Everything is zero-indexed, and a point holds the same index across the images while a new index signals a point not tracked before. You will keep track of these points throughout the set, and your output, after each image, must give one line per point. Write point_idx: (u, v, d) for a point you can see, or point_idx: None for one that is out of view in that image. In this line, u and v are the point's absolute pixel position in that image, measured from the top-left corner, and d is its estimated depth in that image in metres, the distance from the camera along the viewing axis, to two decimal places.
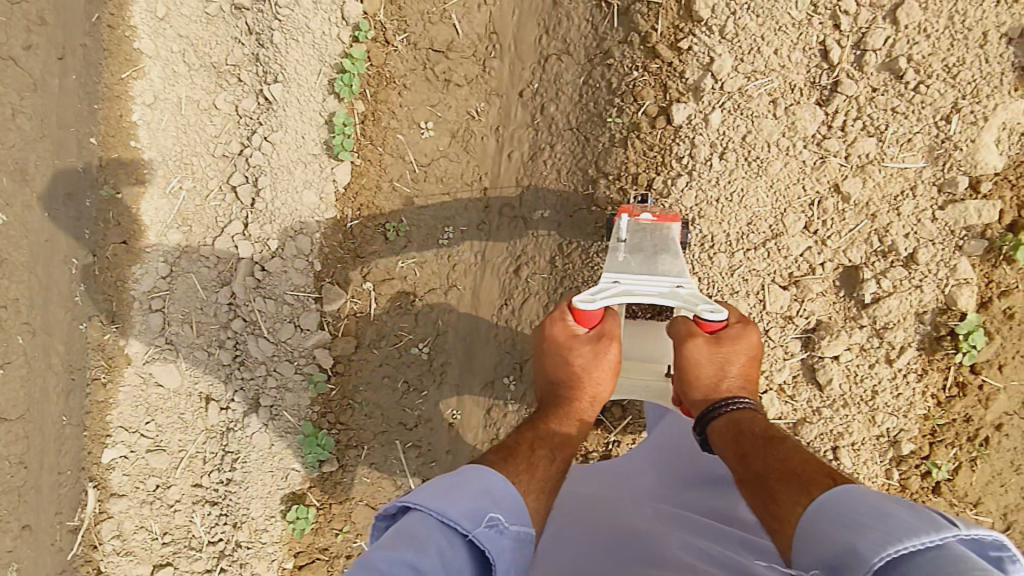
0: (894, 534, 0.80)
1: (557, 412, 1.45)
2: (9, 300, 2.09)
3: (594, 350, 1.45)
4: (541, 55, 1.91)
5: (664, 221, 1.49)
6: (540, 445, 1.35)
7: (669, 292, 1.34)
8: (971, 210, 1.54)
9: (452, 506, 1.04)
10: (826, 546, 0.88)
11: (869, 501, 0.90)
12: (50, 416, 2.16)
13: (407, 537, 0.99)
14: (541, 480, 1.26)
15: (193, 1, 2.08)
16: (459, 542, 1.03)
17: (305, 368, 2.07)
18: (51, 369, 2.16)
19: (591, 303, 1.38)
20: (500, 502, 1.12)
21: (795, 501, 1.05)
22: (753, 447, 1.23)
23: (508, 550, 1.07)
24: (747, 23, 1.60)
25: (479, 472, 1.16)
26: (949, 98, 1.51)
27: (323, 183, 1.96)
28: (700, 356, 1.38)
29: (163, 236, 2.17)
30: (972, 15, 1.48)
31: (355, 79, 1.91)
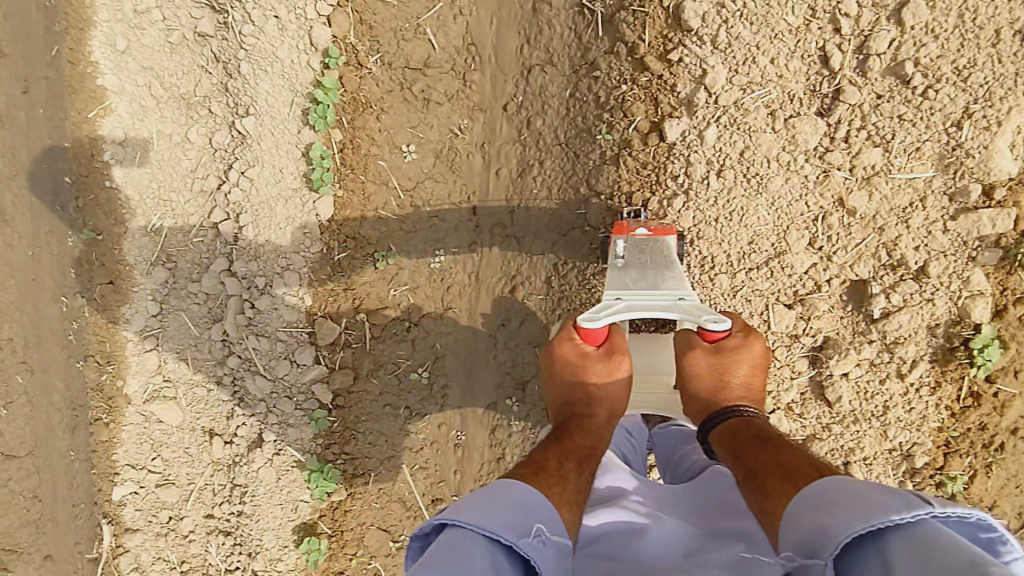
0: (864, 512, 0.76)
1: (578, 426, 1.33)
2: (4, 340, 2.03)
3: (608, 366, 1.38)
4: (524, 67, 1.80)
5: (661, 236, 1.38)
6: (569, 457, 1.22)
7: (673, 304, 1.22)
8: (985, 219, 1.44)
9: (493, 519, 0.91)
10: (800, 528, 0.84)
11: (848, 486, 0.84)
12: (58, 451, 2.13)
13: (447, 553, 0.85)
14: (575, 492, 1.12)
15: (154, 31, 1.98)
16: (502, 559, 0.89)
17: (306, 405, 2.02)
18: (54, 406, 2.11)
19: (594, 322, 1.25)
20: (537, 511, 0.99)
21: (781, 491, 0.98)
22: (748, 447, 1.16)
23: (552, 562, 0.94)
24: (740, 32, 1.51)
25: (507, 485, 1.04)
26: (959, 103, 1.42)
27: (306, 217, 1.89)
28: (701, 367, 1.32)
29: (148, 274, 2.11)
30: (984, 12, 1.38)
31: (330, 108, 1.83)
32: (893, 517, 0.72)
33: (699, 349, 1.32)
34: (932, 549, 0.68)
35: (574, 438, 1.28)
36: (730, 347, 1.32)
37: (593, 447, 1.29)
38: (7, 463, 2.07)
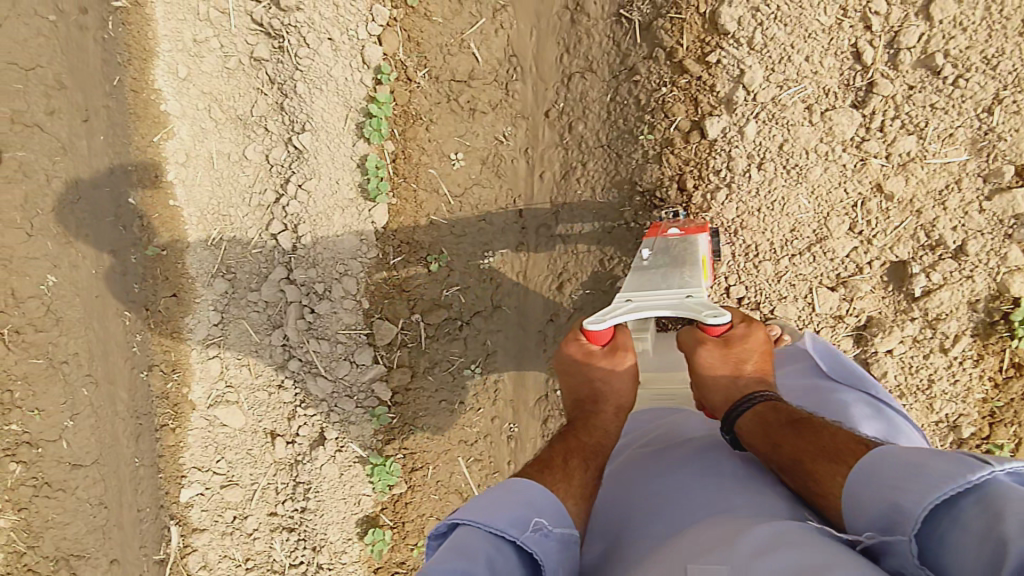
0: (931, 480, 0.82)
1: (584, 424, 1.37)
2: (71, 354, 2.12)
3: (612, 364, 1.40)
4: (564, 75, 1.91)
5: (692, 233, 1.45)
6: (574, 454, 1.26)
7: (678, 301, 1.30)
8: (1020, 199, 1.50)
9: (498, 517, 1.00)
10: (869, 505, 0.90)
11: (904, 455, 0.91)
12: (124, 458, 2.22)
13: (459, 549, 0.95)
14: (580, 488, 1.18)
15: (213, 57, 2.09)
16: (508, 552, 0.98)
17: (366, 403, 2.13)
18: (118, 414, 2.21)
19: (601, 324, 1.33)
20: (547, 507, 1.07)
21: (834, 473, 1.01)
22: (784, 434, 1.14)
23: (557, 554, 1.02)
24: (776, 33, 1.60)
25: (522, 481, 1.12)
26: (989, 90, 1.48)
27: (362, 226, 2.00)
28: (711, 360, 1.34)
29: (209, 286, 2.22)
30: (1010, 4, 1.45)
31: (384, 121, 1.93)
32: (960, 482, 0.79)
33: (708, 343, 1.34)
34: (1006, 505, 0.75)
35: (578, 437, 1.32)
36: (736, 338, 1.34)
37: (598, 445, 1.32)
38: (74, 472, 2.16)
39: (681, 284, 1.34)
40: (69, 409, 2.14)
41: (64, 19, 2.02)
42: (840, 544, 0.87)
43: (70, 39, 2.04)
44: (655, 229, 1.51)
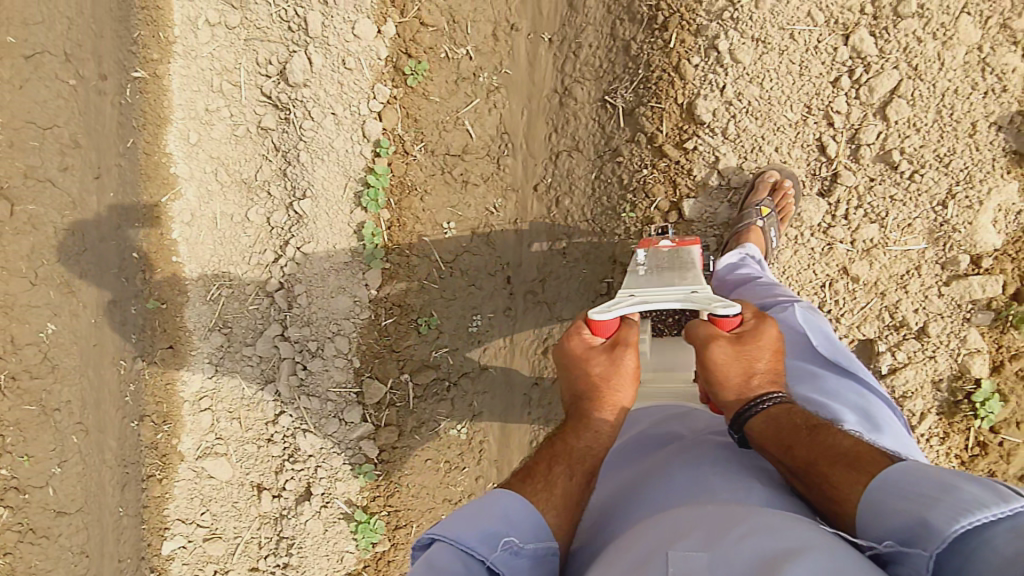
0: (964, 504, 0.82)
1: (574, 425, 1.20)
2: (64, 402, 2.16)
3: (611, 358, 1.21)
4: (552, 152, 2.05)
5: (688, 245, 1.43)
6: (559, 461, 1.15)
7: (684, 295, 1.22)
8: (975, 285, 1.60)
9: (466, 533, 1.01)
10: (887, 514, 0.88)
11: (927, 472, 0.90)
12: (107, 507, 2.23)
13: (426, 567, 0.98)
14: (563, 497, 1.10)
15: (222, 124, 2.22)
16: (477, 570, 1.00)
17: (353, 460, 2.15)
18: (105, 463, 2.24)
19: (604, 315, 1.22)
20: (523, 520, 1.05)
21: (851, 481, 0.98)
22: (798, 438, 1.08)
23: (527, 571, 1.03)
24: (747, 126, 1.72)
25: (504, 490, 1.10)
26: (943, 185, 1.59)
27: (356, 287, 2.07)
28: (721, 357, 1.17)
29: (206, 339, 2.29)
30: (959, 108, 1.57)
31: (381, 191, 2.04)
32: (997, 511, 0.79)
33: (721, 338, 1.17)
34: None
35: (564, 439, 1.18)
36: (748, 335, 1.18)
37: (589, 450, 1.17)
38: (58, 520, 2.16)
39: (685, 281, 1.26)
40: (57, 455, 2.16)
41: (84, 83, 2.15)
42: (831, 539, 0.88)
43: (88, 102, 2.16)
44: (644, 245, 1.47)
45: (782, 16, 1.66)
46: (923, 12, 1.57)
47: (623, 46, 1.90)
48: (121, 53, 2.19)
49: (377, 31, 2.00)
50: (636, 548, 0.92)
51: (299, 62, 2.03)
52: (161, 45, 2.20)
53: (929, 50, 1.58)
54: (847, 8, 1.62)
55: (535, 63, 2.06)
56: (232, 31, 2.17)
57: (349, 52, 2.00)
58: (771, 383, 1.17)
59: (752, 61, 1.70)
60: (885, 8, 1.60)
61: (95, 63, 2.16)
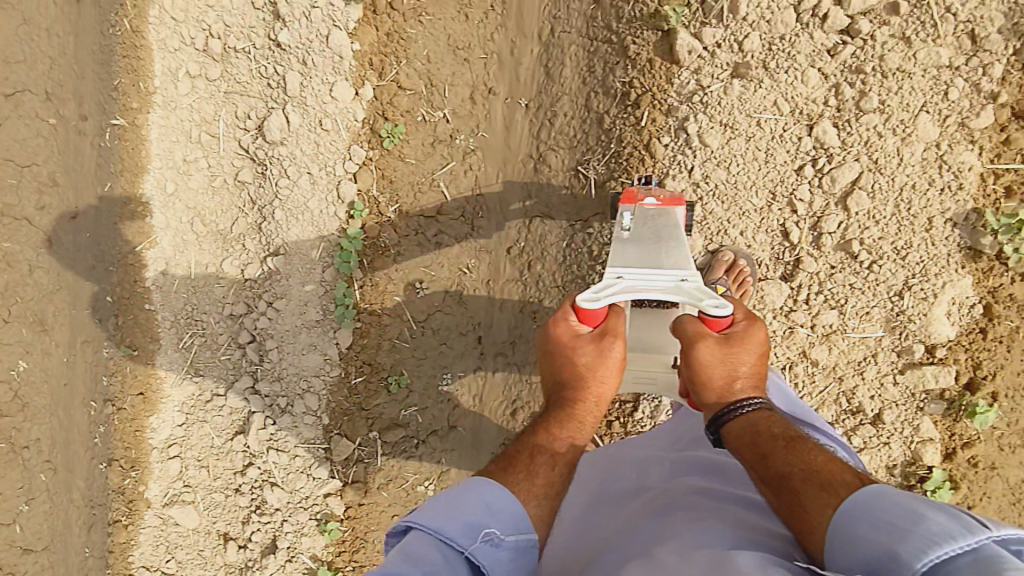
0: (933, 535, 0.82)
1: (558, 415, 1.27)
2: (33, 440, 2.21)
3: (598, 347, 1.26)
4: (525, 216, 2.06)
5: (669, 204, 1.50)
6: (542, 451, 1.21)
7: (675, 285, 1.27)
8: (929, 375, 1.64)
9: (448, 523, 1.03)
10: (858, 544, 0.88)
11: (898, 500, 0.90)
12: (73, 547, 2.25)
13: (405, 554, 0.99)
14: (544, 487, 1.15)
15: (200, 175, 2.22)
16: (456, 561, 1.02)
17: (318, 516, 2.16)
18: (73, 502, 2.26)
19: (593, 302, 1.28)
20: (503, 511, 1.09)
21: (824, 503, 0.99)
22: (772, 450, 1.13)
23: (506, 564, 1.05)
24: (714, 208, 1.72)
25: (485, 479, 1.13)
26: (900, 276, 1.63)
27: (327, 345, 2.09)
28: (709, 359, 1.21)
29: (178, 387, 2.29)
30: (917, 203, 1.61)
31: (353, 255, 2.05)
32: (964, 543, 0.78)
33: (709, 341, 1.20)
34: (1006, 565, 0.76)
35: (546, 430, 1.25)
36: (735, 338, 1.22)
37: (572, 440, 1.24)
38: (25, 557, 2.20)
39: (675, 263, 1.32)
40: (26, 493, 2.21)
41: (64, 122, 2.19)
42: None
43: (68, 142, 2.19)
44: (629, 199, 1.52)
45: (749, 104, 1.69)
46: (884, 108, 1.61)
47: (597, 118, 1.91)
48: (103, 96, 2.19)
49: (355, 94, 2.02)
50: None
51: (276, 120, 2.05)
52: (140, 94, 2.18)
53: (889, 145, 1.62)
54: (813, 99, 1.66)
55: (511, 127, 2.06)
56: (212, 84, 2.18)
57: (326, 113, 2.02)
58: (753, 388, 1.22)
59: (719, 144, 1.71)
60: (848, 102, 1.63)
61: (76, 103, 2.20)
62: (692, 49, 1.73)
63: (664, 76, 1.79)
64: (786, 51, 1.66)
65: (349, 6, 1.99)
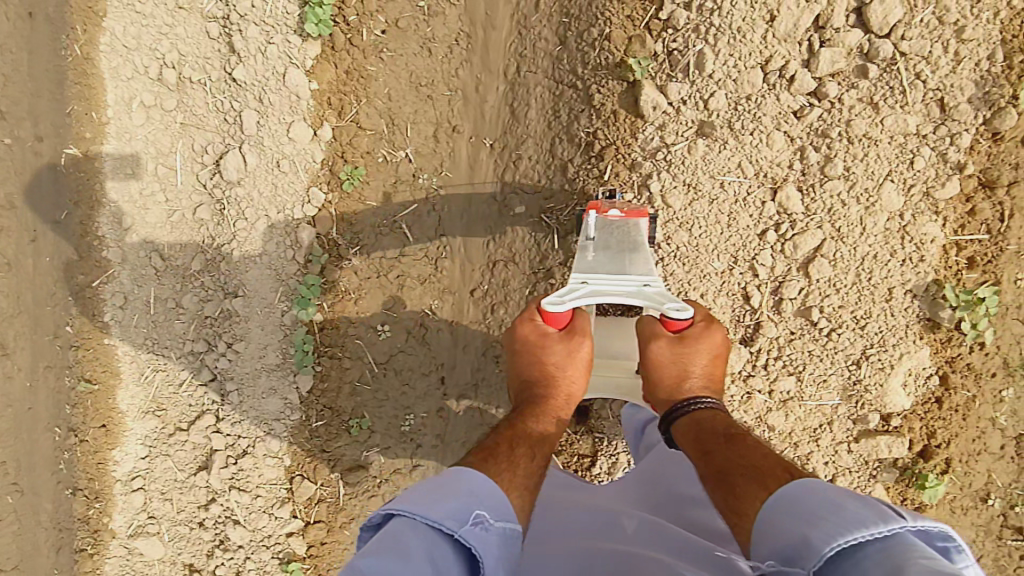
0: (847, 523, 0.82)
1: (533, 408, 1.34)
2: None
3: (568, 347, 1.37)
4: (489, 259, 2.00)
5: (634, 216, 1.43)
6: (519, 442, 1.24)
7: (637, 291, 1.34)
8: (883, 444, 1.64)
9: (434, 508, 0.98)
10: (782, 535, 0.90)
11: (826, 493, 0.91)
12: (41, 567, 2.26)
13: (390, 542, 0.93)
14: (523, 479, 1.17)
15: (157, 209, 2.12)
16: (445, 546, 0.96)
17: (281, 555, 2.17)
18: (40, 523, 2.25)
19: (559, 306, 1.35)
20: (486, 498, 1.06)
21: (755, 495, 1.03)
22: (717, 445, 1.20)
23: (497, 548, 1.01)
24: (675, 269, 1.69)
25: (463, 472, 1.10)
26: (858, 346, 1.63)
27: (287, 390, 2.09)
28: (665, 356, 1.34)
29: (141, 420, 2.26)
30: (878, 273, 1.59)
31: (312, 302, 2.03)
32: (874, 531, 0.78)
33: (662, 338, 1.34)
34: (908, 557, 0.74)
35: (525, 420, 1.30)
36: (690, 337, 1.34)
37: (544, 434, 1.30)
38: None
39: (637, 269, 1.37)
40: None
41: (19, 143, 2.07)
42: None
43: (25, 163, 2.09)
44: (594, 207, 1.48)
45: (713, 164, 1.64)
46: (849, 175, 1.57)
47: (561, 166, 1.84)
48: (58, 117, 2.09)
49: (313, 134, 1.97)
50: None
51: (233, 160, 1.99)
52: (95, 124, 2.10)
53: (852, 214, 1.58)
54: (778, 162, 1.61)
55: (475, 167, 1.98)
56: (167, 115, 2.08)
57: (283, 154, 1.97)
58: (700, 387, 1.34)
59: (682, 206, 1.67)
60: (813, 166, 1.59)
61: (31, 124, 2.07)
62: (657, 104, 1.67)
63: (629, 130, 1.72)
64: (751, 111, 1.61)
65: (306, 42, 1.93)
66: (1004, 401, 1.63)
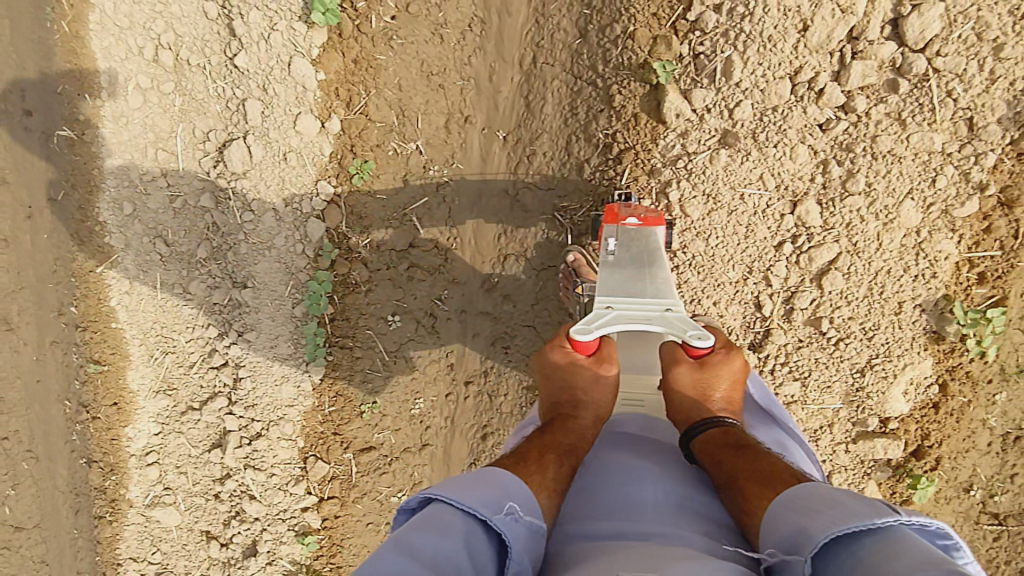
0: (845, 515, 0.80)
1: (560, 424, 1.19)
2: (12, 431, 2.23)
3: (596, 373, 1.22)
4: (500, 252, 1.97)
5: (650, 225, 1.36)
6: (550, 451, 1.13)
7: (659, 315, 1.20)
8: (878, 446, 1.72)
9: (472, 496, 0.93)
10: (777, 527, 0.88)
11: (824, 491, 0.89)
12: (63, 524, 2.30)
13: (428, 525, 0.88)
14: (554, 482, 1.07)
15: (158, 194, 2.04)
16: (481, 537, 0.90)
17: (298, 528, 2.20)
18: (59, 487, 2.29)
19: (587, 334, 1.20)
20: (520, 492, 1.00)
21: (762, 496, 0.97)
22: (729, 454, 1.09)
23: (528, 543, 0.94)
24: (689, 278, 1.71)
25: (499, 469, 1.05)
26: (864, 356, 1.68)
27: (299, 378, 2.11)
28: (684, 383, 1.19)
29: (151, 400, 2.22)
30: (890, 288, 1.63)
31: (323, 297, 2.03)
32: (870, 522, 0.77)
33: (683, 364, 1.19)
34: (905, 550, 0.72)
35: (553, 434, 1.16)
36: (713, 363, 1.19)
37: (575, 447, 1.16)
38: (17, 534, 2.29)
39: (659, 293, 1.24)
40: (12, 479, 2.27)
41: (9, 118, 2.03)
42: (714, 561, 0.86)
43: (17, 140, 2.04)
44: (610, 215, 1.40)
45: (734, 175, 1.65)
46: (870, 192, 1.59)
47: (577, 165, 1.80)
48: (49, 97, 2.01)
49: (321, 126, 1.92)
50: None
51: (237, 150, 1.94)
52: (88, 106, 1.99)
53: (870, 229, 1.61)
54: (800, 175, 1.63)
55: (487, 158, 1.93)
56: (165, 98, 1.98)
57: (290, 146, 1.92)
58: (723, 412, 1.19)
59: (700, 216, 1.68)
60: (835, 180, 1.61)
61: (19, 98, 2.01)
62: (681, 112, 1.66)
63: (650, 134, 1.71)
64: (777, 123, 1.61)
65: (312, 30, 1.86)
66: (996, 404, 1.67)
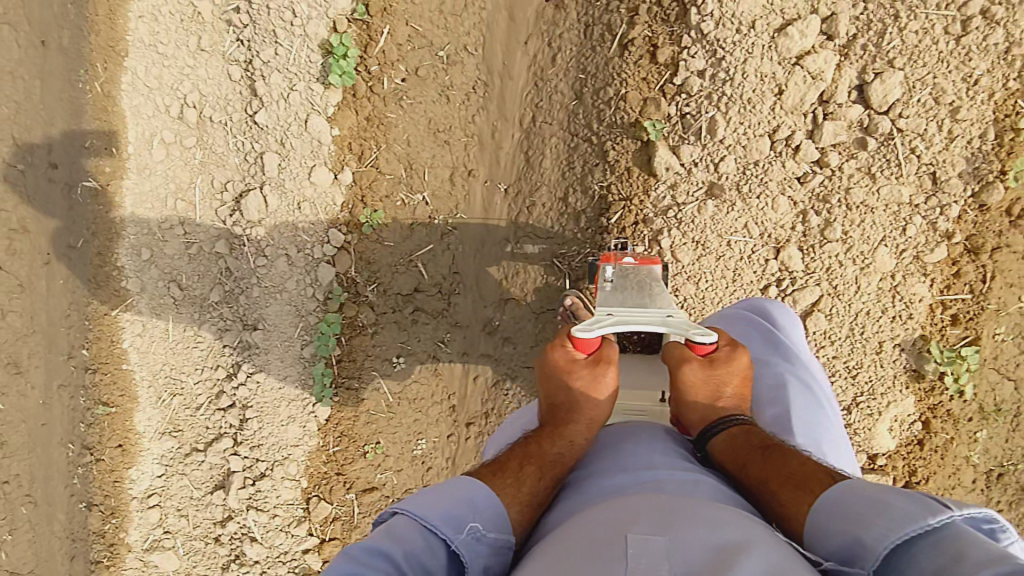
0: (897, 520, 0.85)
1: (550, 431, 1.23)
2: (13, 475, 2.23)
3: (593, 375, 1.25)
4: (501, 296, 2.07)
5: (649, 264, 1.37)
6: (531, 461, 1.18)
7: (661, 318, 1.18)
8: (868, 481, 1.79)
9: (433, 512, 1.01)
10: (829, 535, 0.92)
11: (867, 489, 0.94)
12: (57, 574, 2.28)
13: (388, 538, 0.98)
14: (529, 495, 1.12)
15: (176, 242, 2.15)
16: (439, 551, 0.99)
17: (297, 570, 2.20)
18: (54, 533, 2.27)
19: (587, 331, 1.21)
20: (487, 508, 1.06)
21: (800, 500, 1.01)
22: (754, 456, 1.13)
23: (487, 559, 1.02)
24: None
25: (473, 480, 1.11)
26: (849, 394, 1.77)
27: (305, 418, 2.15)
28: (695, 380, 1.24)
29: (157, 442, 2.25)
30: (869, 328, 1.73)
31: (331, 338, 2.10)
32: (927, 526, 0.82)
33: (692, 362, 1.24)
34: (964, 550, 0.78)
35: (539, 443, 1.21)
36: (720, 359, 1.24)
37: (560, 457, 1.20)
38: None
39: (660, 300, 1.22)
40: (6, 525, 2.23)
41: (32, 169, 2.13)
42: (719, 517, 0.91)
43: (36, 188, 2.14)
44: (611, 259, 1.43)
45: (721, 224, 1.77)
46: (847, 239, 1.72)
47: (574, 216, 1.92)
48: (75, 152, 2.13)
49: (334, 178, 2.04)
50: (591, 519, 0.93)
51: (253, 200, 2.06)
52: (115, 159, 2.12)
53: (848, 273, 1.73)
54: (782, 224, 1.75)
55: (489, 209, 2.06)
56: (187, 152, 2.11)
57: (305, 197, 2.04)
58: (736, 407, 1.24)
59: (691, 260, 1.80)
60: (814, 229, 1.74)
61: (45, 152, 2.13)
62: (670, 166, 1.79)
63: (642, 186, 1.83)
64: (758, 176, 1.75)
65: (328, 90, 2.00)
66: (977, 441, 1.75)
